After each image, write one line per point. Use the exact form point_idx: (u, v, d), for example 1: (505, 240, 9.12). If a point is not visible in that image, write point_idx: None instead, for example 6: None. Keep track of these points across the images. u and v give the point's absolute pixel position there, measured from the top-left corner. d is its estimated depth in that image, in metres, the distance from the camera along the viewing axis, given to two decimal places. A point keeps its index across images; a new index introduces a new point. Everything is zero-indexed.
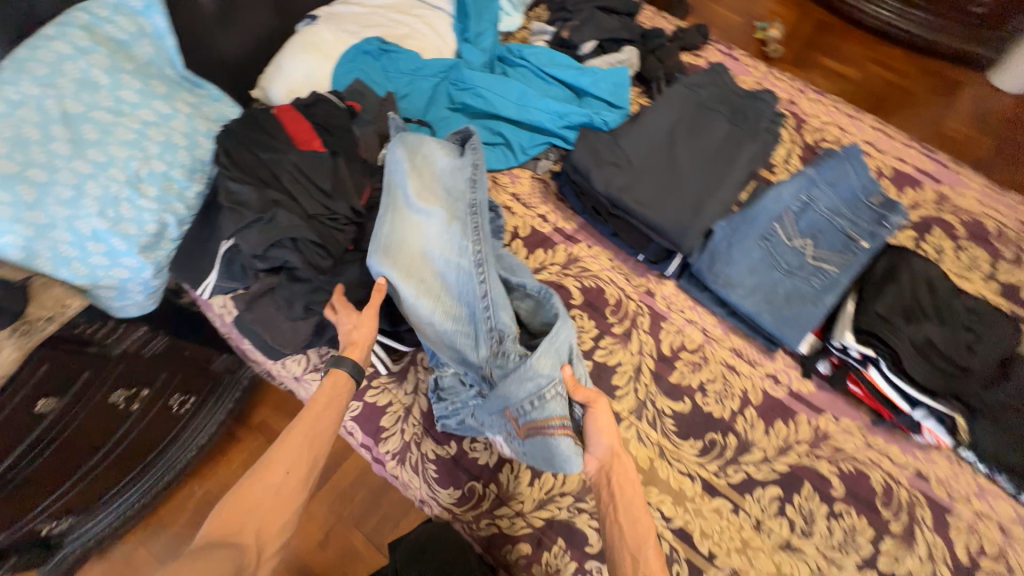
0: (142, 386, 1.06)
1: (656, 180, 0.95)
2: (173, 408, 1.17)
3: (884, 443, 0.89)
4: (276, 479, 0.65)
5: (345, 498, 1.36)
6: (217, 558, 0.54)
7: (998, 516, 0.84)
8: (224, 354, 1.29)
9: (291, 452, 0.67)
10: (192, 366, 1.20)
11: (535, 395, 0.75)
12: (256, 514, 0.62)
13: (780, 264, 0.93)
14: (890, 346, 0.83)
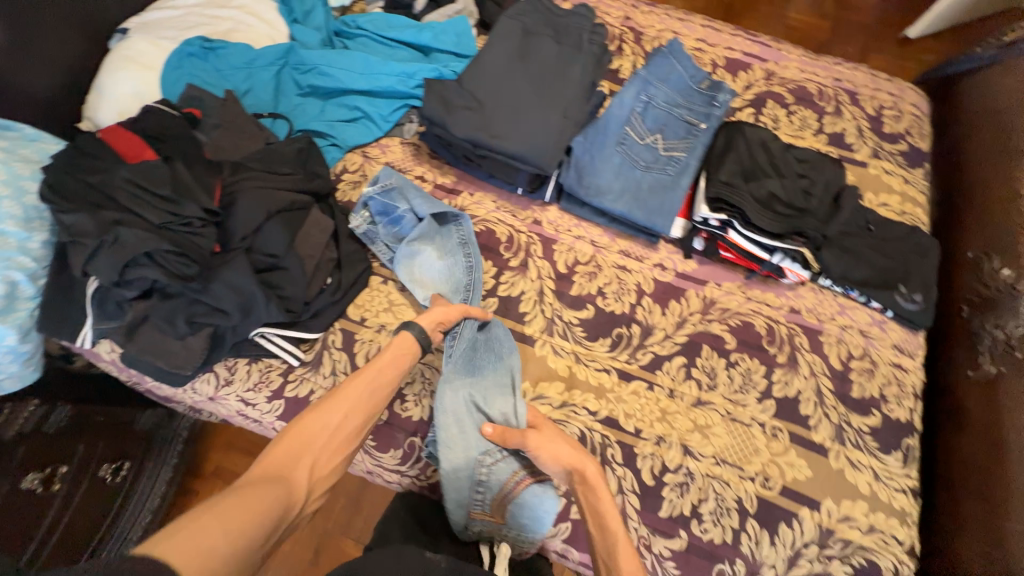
0: (57, 462, 1.00)
1: (509, 112, 0.98)
2: (105, 479, 1.10)
3: (760, 293, 1.01)
4: (325, 422, 0.71)
5: (324, 512, 1.34)
6: (270, 492, 0.59)
7: (858, 324, 0.99)
8: (147, 411, 1.23)
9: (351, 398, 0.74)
10: (110, 430, 1.14)
11: (488, 465, 0.82)
12: (307, 451, 0.67)
13: (638, 162, 1.02)
14: (737, 206, 0.94)
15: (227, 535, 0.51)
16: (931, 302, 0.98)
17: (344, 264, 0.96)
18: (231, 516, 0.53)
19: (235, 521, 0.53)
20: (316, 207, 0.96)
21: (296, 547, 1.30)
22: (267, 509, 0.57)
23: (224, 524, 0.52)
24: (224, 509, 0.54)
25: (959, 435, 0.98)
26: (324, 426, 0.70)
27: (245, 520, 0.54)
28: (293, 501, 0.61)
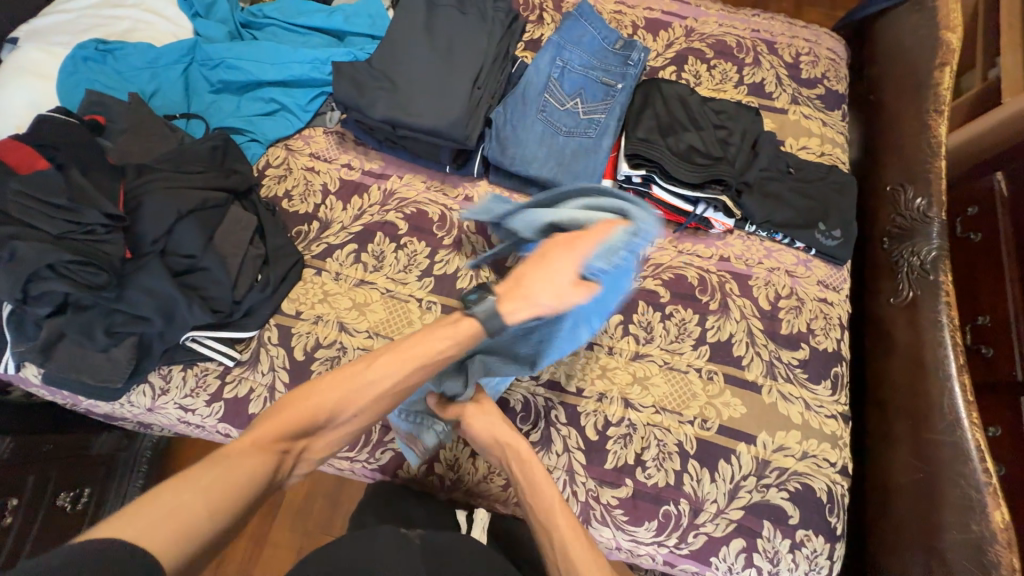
0: (6, 495, 0.96)
1: (424, 88, 0.97)
2: (64, 506, 1.08)
3: (690, 245, 1.04)
4: (331, 408, 0.68)
5: (303, 514, 1.33)
6: (258, 468, 0.59)
7: (784, 265, 1.02)
8: (102, 434, 1.19)
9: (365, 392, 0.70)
10: (65, 456, 1.10)
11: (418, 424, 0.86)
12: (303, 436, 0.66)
13: (560, 128, 1.02)
14: (655, 160, 0.96)
15: (206, 507, 0.53)
16: (849, 236, 1.01)
17: (273, 259, 0.95)
18: (214, 491, 0.54)
19: (216, 493, 0.54)
20: (236, 204, 0.94)
21: (277, 551, 1.29)
22: (252, 482, 0.58)
23: (206, 497, 0.53)
24: (209, 480, 0.54)
25: (888, 360, 1.03)
26: (331, 410, 0.68)
27: (227, 495, 0.55)
28: (275, 478, 0.61)
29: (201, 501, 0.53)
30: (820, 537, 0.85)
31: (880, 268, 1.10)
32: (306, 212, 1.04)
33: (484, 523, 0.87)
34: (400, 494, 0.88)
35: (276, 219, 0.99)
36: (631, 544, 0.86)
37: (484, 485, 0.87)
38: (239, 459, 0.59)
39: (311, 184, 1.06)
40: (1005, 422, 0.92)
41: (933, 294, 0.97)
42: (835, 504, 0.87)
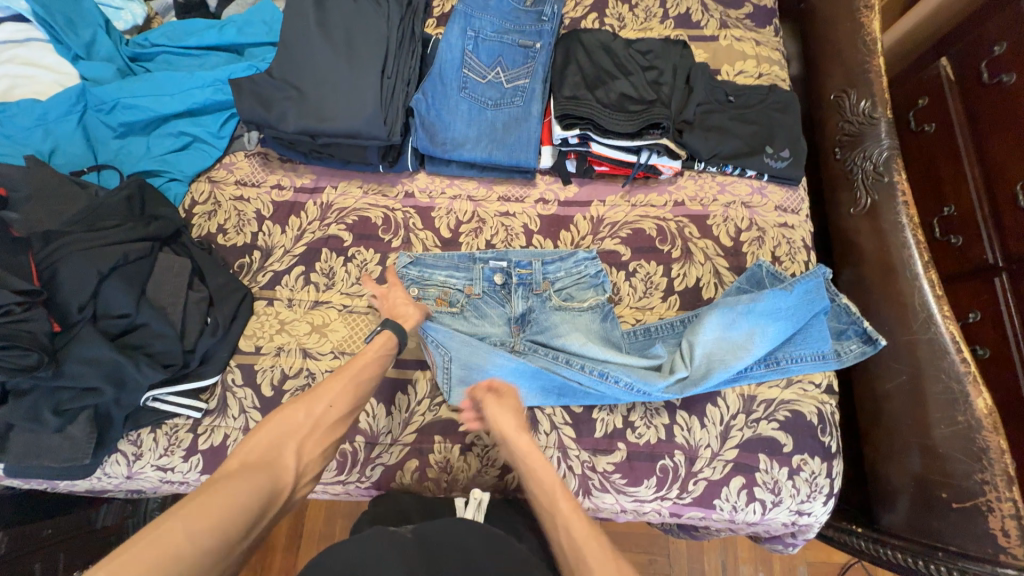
0: None
1: (333, 90, 0.91)
2: None
3: (643, 196, 1.01)
4: (305, 413, 0.70)
5: (328, 539, 1.34)
6: (254, 481, 0.58)
7: (739, 198, 1.00)
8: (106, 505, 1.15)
9: (328, 396, 0.74)
10: (69, 537, 1.05)
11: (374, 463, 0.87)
12: (286, 440, 0.66)
13: (486, 103, 0.97)
14: (587, 117, 0.92)
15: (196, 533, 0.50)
16: (799, 155, 0.99)
17: (218, 299, 0.90)
18: (203, 517, 0.52)
19: (211, 515, 0.52)
20: (165, 250, 0.89)
21: None
22: (246, 500, 0.56)
23: (204, 520, 0.51)
24: (202, 502, 0.53)
25: (857, 271, 1.00)
26: (302, 418, 0.69)
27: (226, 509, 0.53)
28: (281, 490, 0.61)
29: (197, 525, 0.51)
30: (816, 458, 0.85)
31: (837, 179, 1.07)
32: (245, 243, 0.99)
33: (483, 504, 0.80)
34: (397, 499, 0.82)
35: (213, 257, 0.95)
36: (634, 505, 0.86)
37: (480, 479, 0.87)
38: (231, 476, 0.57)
39: (243, 213, 1.01)
40: (985, 307, 0.91)
41: (890, 196, 0.95)
42: (826, 424, 0.87)
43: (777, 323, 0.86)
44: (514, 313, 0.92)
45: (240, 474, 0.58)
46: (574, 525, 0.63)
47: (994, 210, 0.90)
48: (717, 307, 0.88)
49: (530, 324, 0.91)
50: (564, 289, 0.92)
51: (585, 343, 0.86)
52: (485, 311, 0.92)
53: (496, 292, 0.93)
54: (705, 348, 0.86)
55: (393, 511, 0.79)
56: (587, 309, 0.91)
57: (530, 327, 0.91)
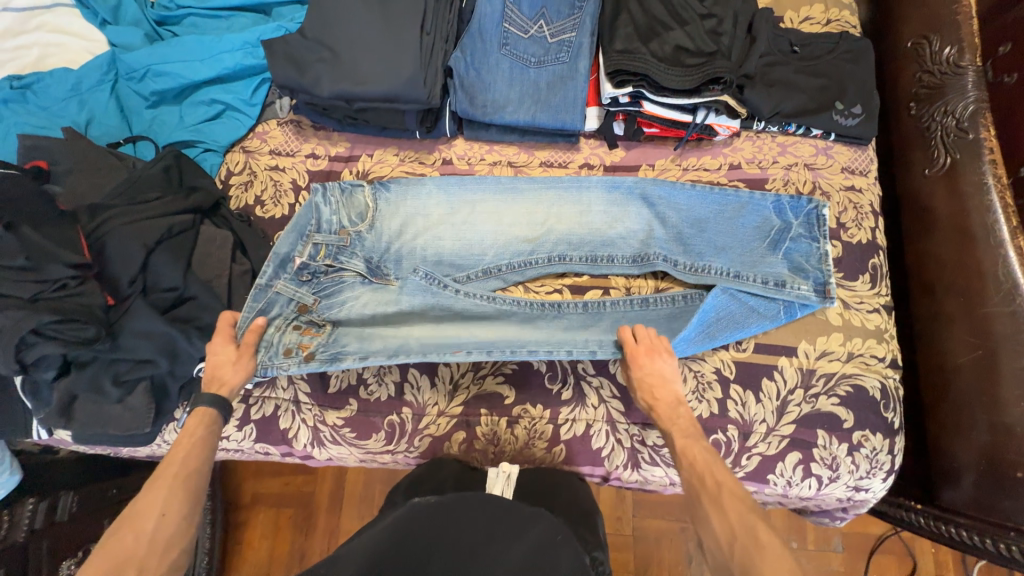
0: (89, 539, 1.01)
1: (368, 48, 0.85)
2: None
3: (696, 159, 0.95)
4: (137, 534, 0.62)
5: (370, 497, 1.42)
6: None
7: (802, 159, 0.93)
8: (159, 467, 1.20)
9: (154, 506, 0.64)
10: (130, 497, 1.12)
11: (417, 433, 0.87)
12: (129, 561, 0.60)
13: (529, 60, 0.91)
14: (641, 73, 0.84)
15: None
16: (871, 111, 0.90)
17: (261, 271, 0.90)
18: None
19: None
20: (206, 222, 0.88)
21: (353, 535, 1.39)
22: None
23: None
24: None
25: (928, 238, 0.93)
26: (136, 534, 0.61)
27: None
28: None
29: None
30: (878, 434, 0.82)
31: (909, 138, 0.98)
32: (283, 214, 0.98)
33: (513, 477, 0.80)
34: (440, 464, 0.84)
35: (253, 229, 0.94)
36: None
37: (526, 450, 0.86)
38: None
39: (279, 184, 0.99)
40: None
41: (974, 155, 0.87)
42: (890, 399, 0.83)
43: (641, 205, 0.91)
44: (362, 261, 0.89)
45: None
46: (730, 511, 0.61)
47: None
48: (601, 181, 0.92)
49: (383, 264, 0.90)
50: (404, 189, 0.92)
51: (551, 329, 0.86)
52: (409, 300, 0.88)
53: (420, 288, 0.88)
54: (554, 216, 0.92)
55: (432, 478, 0.81)
56: (434, 205, 0.92)
57: (385, 265, 0.90)
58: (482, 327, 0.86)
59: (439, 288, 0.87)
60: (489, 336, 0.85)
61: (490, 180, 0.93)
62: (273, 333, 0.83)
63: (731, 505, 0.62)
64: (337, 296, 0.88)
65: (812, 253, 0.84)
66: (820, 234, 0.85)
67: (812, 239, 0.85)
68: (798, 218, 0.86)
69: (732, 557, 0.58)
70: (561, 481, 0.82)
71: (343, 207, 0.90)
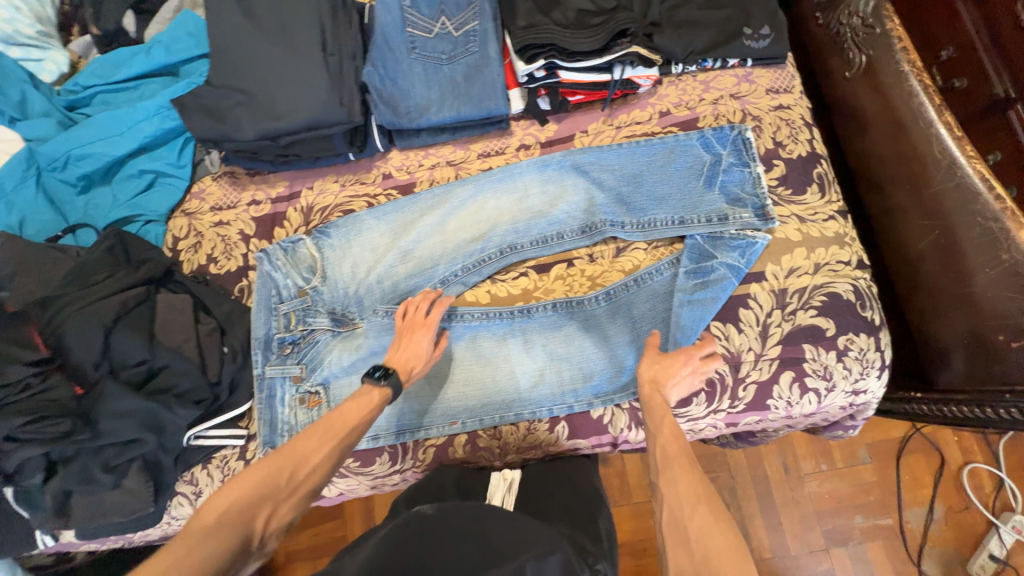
0: None
1: (279, 81, 0.85)
2: None
3: (626, 116, 0.96)
4: (291, 468, 0.61)
5: None
6: (218, 549, 0.51)
7: (726, 91, 0.94)
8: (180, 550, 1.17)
9: (306, 447, 0.63)
10: None
11: (419, 446, 0.86)
12: (263, 504, 0.57)
13: (440, 58, 0.91)
14: (548, 43, 0.84)
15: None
16: (779, 29, 0.92)
17: (228, 325, 0.90)
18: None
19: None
20: (161, 291, 0.87)
21: None
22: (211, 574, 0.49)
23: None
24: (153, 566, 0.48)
25: (866, 137, 0.95)
26: (282, 468, 0.60)
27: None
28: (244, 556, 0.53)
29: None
30: (862, 334, 0.83)
31: (823, 47, 1.00)
32: (239, 266, 0.97)
33: (513, 483, 0.81)
34: (440, 473, 0.82)
35: (212, 287, 0.93)
36: (689, 425, 0.85)
37: (530, 437, 0.86)
38: (195, 543, 0.51)
39: (228, 237, 0.98)
40: (1004, 143, 0.82)
41: (886, 47, 0.89)
42: (865, 298, 0.84)
43: (576, 176, 0.93)
44: (326, 315, 0.90)
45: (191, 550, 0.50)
46: (683, 483, 0.58)
47: (995, 41, 0.83)
48: (532, 164, 0.94)
49: (346, 310, 0.91)
50: (345, 230, 0.94)
51: (528, 337, 0.88)
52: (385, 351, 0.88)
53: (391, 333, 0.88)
54: (496, 209, 0.93)
55: (431, 486, 0.79)
56: (379, 236, 0.94)
57: (349, 312, 0.91)
58: (466, 359, 0.88)
59: None
60: (476, 367, 0.88)
61: (426, 194, 0.95)
62: (284, 418, 0.87)
63: (681, 475, 0.59)
64: (317, 364, 0.88)
65: (746, 179, 0.88)
66: (750, 157, 0.89)
67: (744, 164, 0.89)
68: (726, 146, 0.90)
69: (690, 525, 0.54)
70: (567, 474, 0.84)
71: (291, 265, 0.93)
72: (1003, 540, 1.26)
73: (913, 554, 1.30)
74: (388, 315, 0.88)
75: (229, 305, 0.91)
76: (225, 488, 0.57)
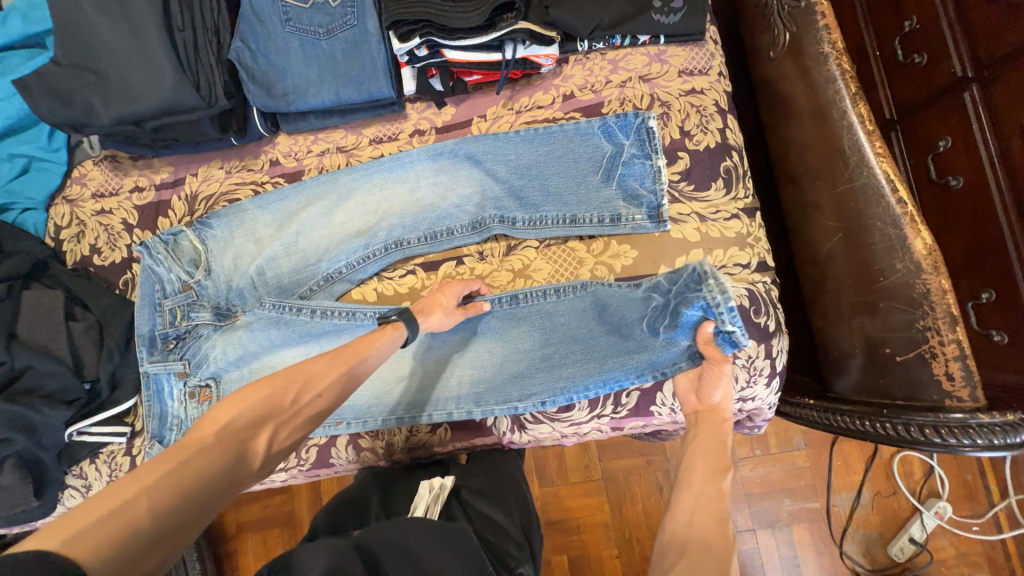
0: None
1: (133, 60, 0.78)
2: None
3: (528, 99, 0.88)
4: (295, 390, 0.60)
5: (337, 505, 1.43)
6: (211, 463, 0.51)
7: (636, 72, 0.86)
8: None
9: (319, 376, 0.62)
10: None
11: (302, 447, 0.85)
12: (263, 423, 0.56)
13: (316, 32, 0.82)
14: (423, 18, 0.77)
15: (69, 545, 0.41)
16: (693, 0, 0.82)
17: (107, 321, 0.86)
18: (146, 479, 0.46)
19: (89, 524, 0.42)
20: (31, 287, 0.84)
21: None
22: (208, 485, 0.50)
23: (75, 529, 0.42)
24: (149, 468, 0.48)
25: (788, 126, 0.86)
26: (284, 388, 0.59)
27: (121, 518, 0.43)
28: (244, 465, 0.53)
29: (66, 535, 0.41)
30: (752, 342, 0.80)
31: (753, 21, 0.90)
32: (123, 258, 0.93)
33: (443, 493, 0.75)
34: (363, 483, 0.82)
35: (92, 281, 0.90)
36: (573, 429, 0.84)
37: (414, 438, 0.85)
38: (192, 453, 0.50)
39: (111, 227, 0.94)
40: (955, 128, 0.74)
41: (810, 22, 0.80)
42: (760, 303, 0.80)
43: (472, 166, 0.85)
44: (209, 311, 0.85)
45: (193, 459, 0.50)
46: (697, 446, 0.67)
47: (961, 12, 0.72)
48: (425, 151, 0.86)
49: (232, 305, 0.86)
50: (229, 221, 0.88)
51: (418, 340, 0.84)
52: (273, 346, 0.84)
53: (278, 328, 0.83)
54: (387, 199, 0.87)
55: (354, 499, 0.77)
56: (263, 228, 0.88)
57: (234, 305, 0.86)
58: None
59: (290, 313, 0.82)
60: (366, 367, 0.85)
61: (312, 183, 0.88)
62: (173, 412, 0.85)
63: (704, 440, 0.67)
64: (201, 361, 0.84)
65: (646, 173, 0.81)
66: (653, 148, 0.81)
67: (645, 156, 0.81)
68: (630, 135, 0.82)
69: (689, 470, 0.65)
70: (505, 472, 0.83)
71: (172, 259, 0.86)
72: (925, 525, 1.23)
73: (836, 536, 1.27)
74: (276, 313, 0.82)
75: (108, 300, 0.88)
76: (228, 402, 0.57)
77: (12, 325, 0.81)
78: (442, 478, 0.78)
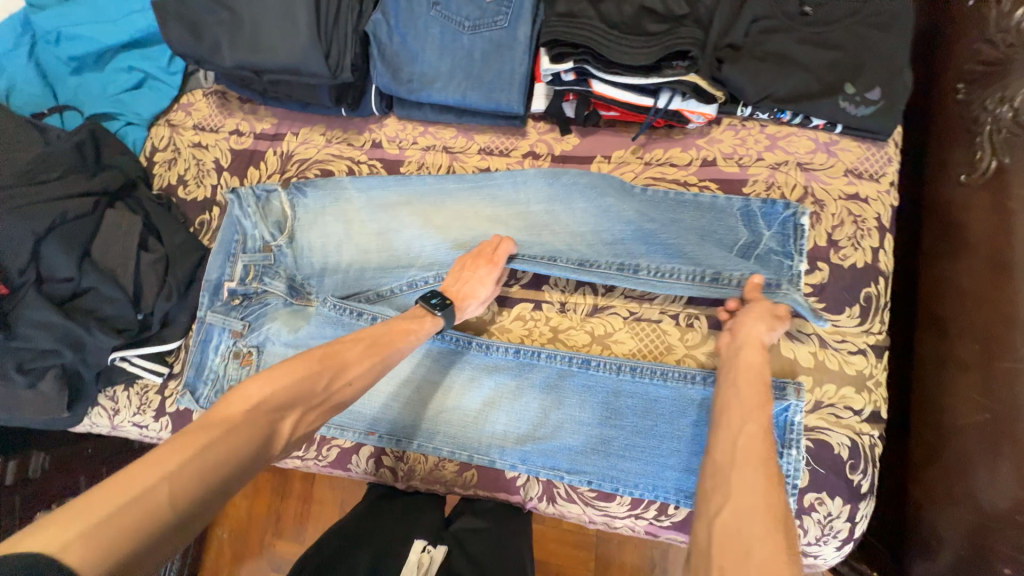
0: None
1: (271, 12, 0.74)
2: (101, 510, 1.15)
3: (662, 153, 0.78)
4: (325, 375, 0.57)
5: None
6: (237, 448, 0.47)
7: (795, 156, 0.75)
8: None
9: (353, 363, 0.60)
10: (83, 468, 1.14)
11: (323, 445, 0.82)
12: (292, 406, 0.53)
13: (462, 24, 0.75)
14: (583, 44, 0.69)
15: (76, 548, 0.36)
16: (893, 96, 0.70)
17: (174, 259, 0.85)
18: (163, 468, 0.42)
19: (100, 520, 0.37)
20: (116, 206, 0.84)
21: None
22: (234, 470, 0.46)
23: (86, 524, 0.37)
24: (167, 454, 0.43)
25: (952, 264, 0.73)
26: (318, 371, 0.57)
27: (141, 515, 0.39)
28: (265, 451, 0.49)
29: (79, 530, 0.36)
30: (836, 498, 0.69)
31: (949, 133, 0.76)
32: (205, 196, 0.91)
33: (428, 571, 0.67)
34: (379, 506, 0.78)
35: (171, 213, 0.89)
36: (604, 519, 0.76)
37: (437, 473, 0.80)
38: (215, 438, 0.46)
39: (202, 163, 0.92)
40: None
41: None
42: (860, 459, 0.69)
43: (587, 209, 0.77)
44: (277, 280, 0.82)
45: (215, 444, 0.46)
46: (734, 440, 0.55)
47: None
48: (542, 178, 0.78)
49: (297, 280, 0.83)
50: (324, 194, 0.84)
51: (475, 375, 0.78)
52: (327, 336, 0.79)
53: (337, 321, 0.79)
54: (486, 219, 0.80)
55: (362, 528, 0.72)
56: (352, 210, 0.83)
57: (300, 282, 0.83)
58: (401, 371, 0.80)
59: (351, 315, 0.78)
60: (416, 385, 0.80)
61: (415, 179, 0.83)
62: (213, 367, 0.83)
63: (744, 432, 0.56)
64: (255, 327, 0.81)
65: (780, 275, 0.70)
66: (795, 250, 0.70)
67: (784, 256, 0.70)
68: (771, 228, 0.71)
69: (731, 464, 0.53)
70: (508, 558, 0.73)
71: (259, 216, 0.83)
72: None
73: None
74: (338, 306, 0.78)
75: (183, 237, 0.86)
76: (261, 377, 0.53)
77: (89, 241, 0.79)
78: (434, 549, 0.70)
